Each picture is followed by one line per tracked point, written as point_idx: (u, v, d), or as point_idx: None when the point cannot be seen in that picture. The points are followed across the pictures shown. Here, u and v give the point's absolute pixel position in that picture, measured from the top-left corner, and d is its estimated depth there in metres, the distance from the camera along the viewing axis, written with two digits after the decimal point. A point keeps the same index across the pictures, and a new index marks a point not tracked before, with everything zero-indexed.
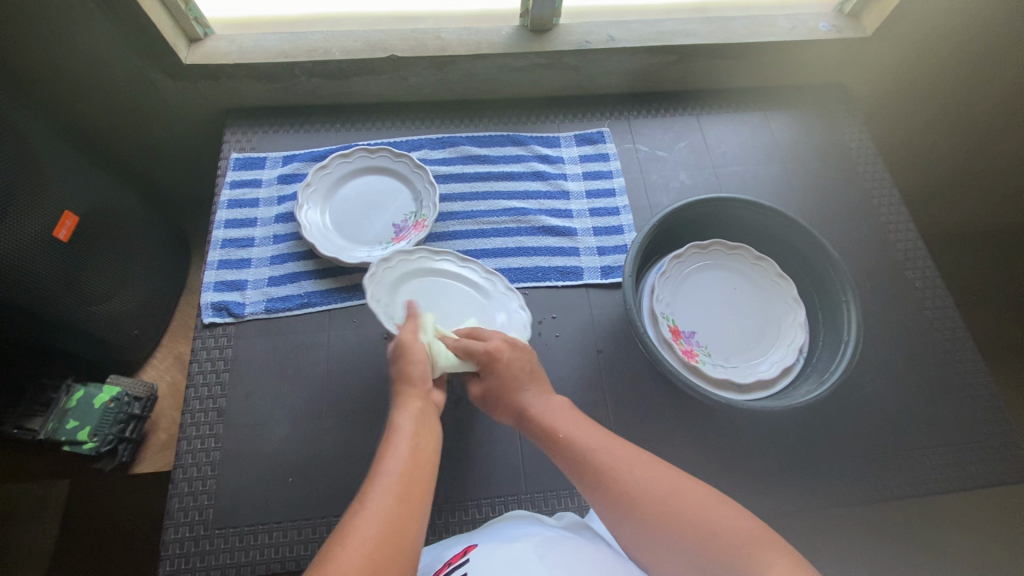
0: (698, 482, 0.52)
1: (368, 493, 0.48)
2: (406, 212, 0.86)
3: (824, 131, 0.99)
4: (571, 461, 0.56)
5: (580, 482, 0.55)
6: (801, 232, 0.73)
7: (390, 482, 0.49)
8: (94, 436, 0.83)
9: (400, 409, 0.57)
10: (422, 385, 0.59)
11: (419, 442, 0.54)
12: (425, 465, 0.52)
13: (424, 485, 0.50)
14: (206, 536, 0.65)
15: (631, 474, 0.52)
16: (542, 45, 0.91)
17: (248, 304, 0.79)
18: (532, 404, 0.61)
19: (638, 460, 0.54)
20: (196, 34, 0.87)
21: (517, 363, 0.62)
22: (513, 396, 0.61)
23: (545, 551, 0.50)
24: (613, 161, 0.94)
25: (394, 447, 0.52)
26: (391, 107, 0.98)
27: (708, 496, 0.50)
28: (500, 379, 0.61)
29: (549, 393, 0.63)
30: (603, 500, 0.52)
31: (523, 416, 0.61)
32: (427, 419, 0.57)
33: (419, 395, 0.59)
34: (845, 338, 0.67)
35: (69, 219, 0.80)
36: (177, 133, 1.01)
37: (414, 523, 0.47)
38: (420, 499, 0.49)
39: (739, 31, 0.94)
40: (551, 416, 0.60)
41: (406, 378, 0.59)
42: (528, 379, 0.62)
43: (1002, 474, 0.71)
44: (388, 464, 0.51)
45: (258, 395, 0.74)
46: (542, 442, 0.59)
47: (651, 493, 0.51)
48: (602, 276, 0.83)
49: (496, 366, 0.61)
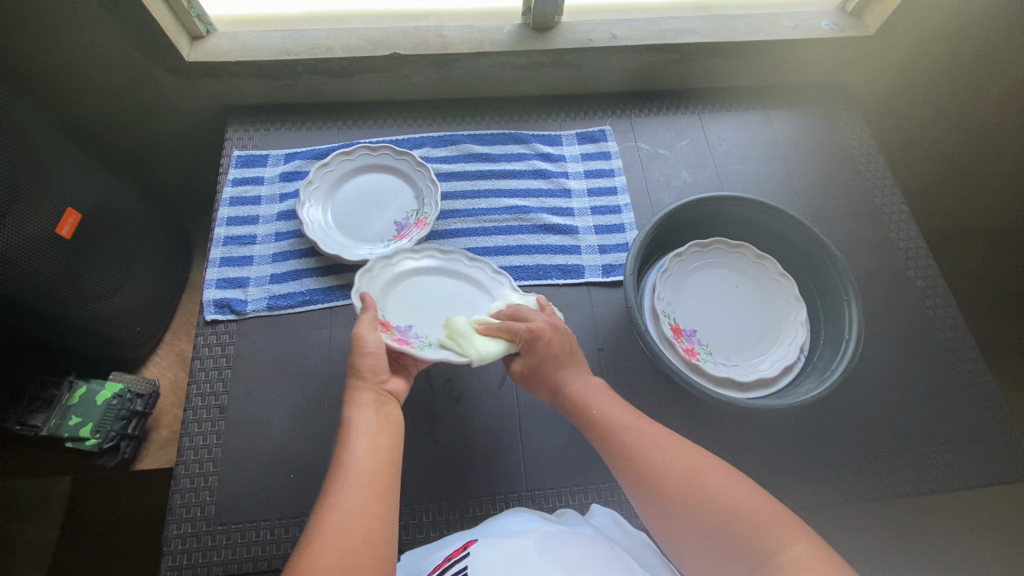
0: (723, 464, 0.52)
1: (333, 490, 0.48)
2: (407, 210, 0.86)
3: (826, 129, 0.99)
4: (602, 439, 0.56)
5: (607, 457, 0.56)
6: (803, 230, 0.73)
7: (353, 477, 0.49)
8: (96, 433, 0.83)
9: (353, 403, 0.56)
10: (374, 377, 0.59)
11: (376, 432, 0.53)
12: (385, 456, 0.52)
13: (388, 476, 0.50)
14: (208, 532, 0.66)
15: (657, 453, 0.53)
16: (544, 43, 0.91)
17: (249, 302, 0.79)
18: (567, 382, 0.61)
19: (665, 440, 0.54)
20: (197, 31, 0.87)
21: (558, 343, 0.63)
22: (552, 374, 0.62)
23: (546, 545, 0.50)
24: (615, 160, 0.94)
25: (351, 441, 0.52)
26: (393, 105, 0.98)
27: (730, 477, 0.50)
28: (542, 358, 0.62)
29: (585, 371, 0.63)
30: (628, 477, 0.53)
31: (558, 393, 0.62)
32: (384, 410, 0.57)
33: (371, 388, 0.58)
34: (845, 337, 0.67)
35: (72, 216, 0.80)
36: (179, 130, 1.01)
37: (384, 514, 0.47)
38: (385, 490, 0.49)
39: (742, 29, 0.94)
40: (585, 394, 0.60)
41: (358, 372, 0.59)
42: (566, 358, 0.62)
43: (1003, 473, 0.71)
44: (349, 457, 0.51)
45: (259, 391, 0.74)
46: (577, 418, 0.59)
47: (676, 472, 0.51)
48: (603, 275, 0.83)
49: (538, 344, 0.62)
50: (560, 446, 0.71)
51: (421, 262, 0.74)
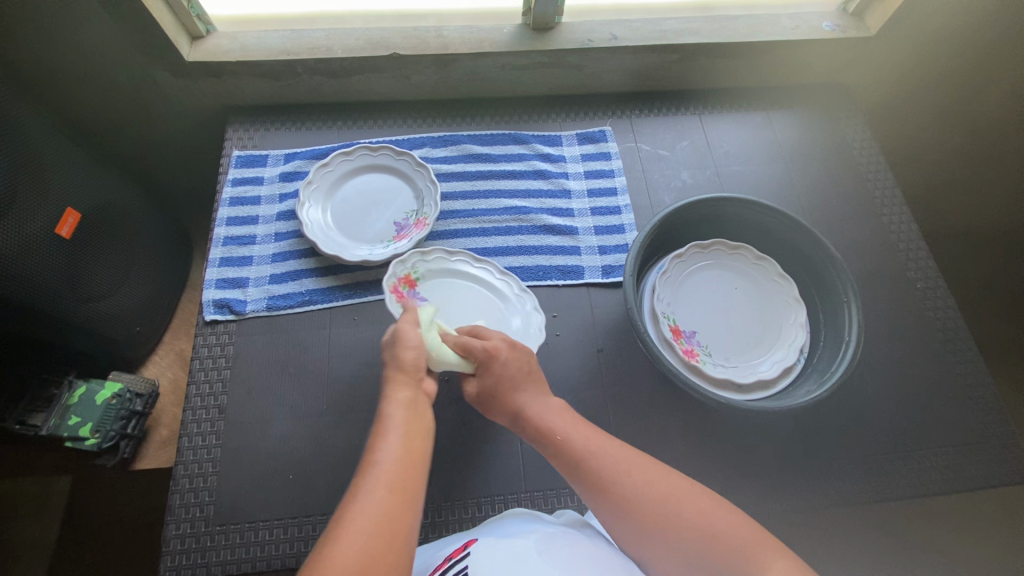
0: (694, 483, 0.52)
1: (361, 486, 0.48)
2: (407, 211, 0.86)
3: (827, 130, 0.99)
4: (569, 466, 0.55)
5: (577, 484, 0.55)
6: (803, 232, 0.73)
7: (383, 475, 0.48)
8: (95, 433, 0.83)
9: (390, 399, 0.56)
10: (415, 374, 0.59)
11: (410, 432, 0.53)
12: (416, 457, 0.51)
13: (416, 477, 0.50)
14: (207, 533, 0.66)
15: (629, 478, 0.52)
16: (544, 43, 0.91)
17: (249, 302, 0.79)
18: (527, 406, 0.61)
19: (636, 462, 0.54)
20: (198, 31, 0.87)
21: (516, 362, 0.63)
22: (510, 398, 0.62)
23: (545, 547, 0.50)
24: (615, 160, 0.94)
25: (385, 439, 0.52)
26: (393, 105, 0.98)
27: (707, 499, 0.50)
28: (498, 378, 0.62)
29: (546, 393, 0.63)
30: (603, 504, 0.52)
31: (519, 418, 0.61)
32: (420, 409, 0.56)
33: (410, 385, 0.58)
34: (845, 339, 0.67)
35: (72, 216, 0.80)
36: (180, 130, 1.01)
37: (408, 515, 0.47)
38: (413, 491, 0.48)
39: (742, 30, 0.94)
40: (548, 418, 0.59)
41: (400, 365, 0.59)
42: (524, 379, 0.63)
43: (1002, 476, 0.71)
44: (380, 455, 0.50)
45: (259, 392, 0.74)
46: (540, 444, 0.59)
47: (650, 496, 0.51)
48: (603, 276, 0.83)
49: (494, 365, 0.62)
50: None
51: (454, 266, 0.77)
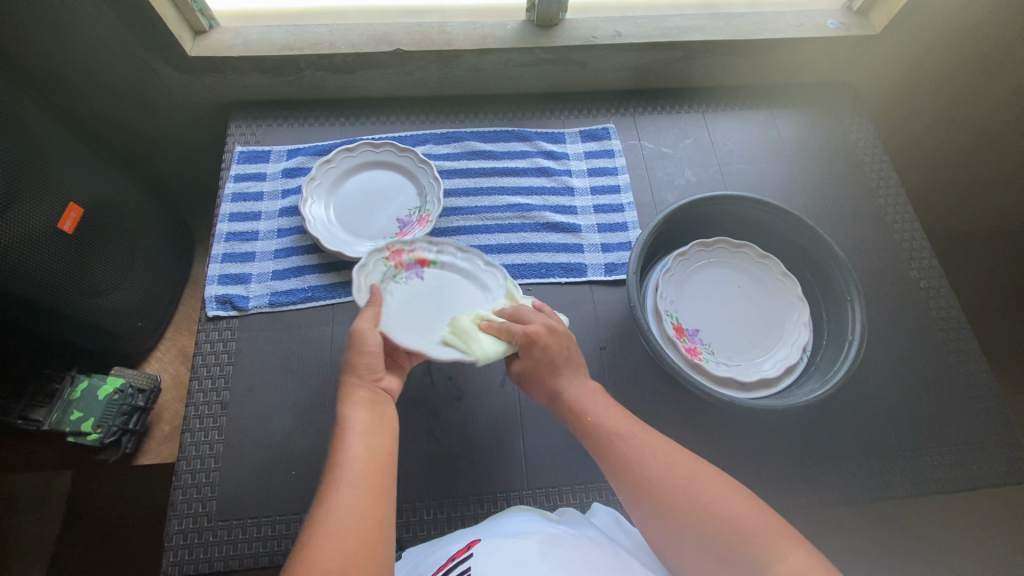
0: (721, 472, 0.51)
1: (330, 488, 0.48)
2: (410, 207, 0.85)
3: (830, 128, 0.99)
4: (599, 444, 0.56)
5: (602, 464, 0.55)
6: (806, 230, 0.73)
7: (351, 475, 0.48)
8: (98, 427, 0.84)
9: (348, 401, 0.56)
10: (369, 375, 0.58)
11: (373, 431, 0.53)
12: (381, 454, 0.51)
13: (384, 475, 0.50)
14: (210, 528, 0.66)
15: (653, 461, 0.52)
16: (548, 40, 0.91)
17: (251, 298, 0.79)
18: (565, 387, 0.61)
19: (663, 446, 0.54)
20: (200, 26, 0.87)
21: (556, 347, 0.62)
22: (548, 380, 0.62)
23: (547, 548, 0.50)
24: (618, 158, 0.94)
25: (347, 440, 0.52)
26: (396, 101, 0.98)
27: (729, 488, 0.49)
28: (539, 362, 0.61)
29: (583, 376, 0.63)
30: (625, 485, 0.53)
31: (556, 400, 0.61)
32: (380, 408, 0.56)
33: (366, 386, 0.57)
34: (848, 338, 0.67)
35: (74, 211, 0.80)
36: (181, 125, 1.01)
37: (381, 512, 0.47)
38: (382, 490, 0.49)
39: (746, 27, 0.94)
40: (584, 400, 0.60)
41: (354, 369, 0.58)
42: (564, 363, 0.62)
43: (1003, 475, 0.71)
44: (345, 456, 0.50)
45: (262, 388, 0.74)
46: (572, 425, 0.59)
47: (672, 478, 0.50)
48: (606, 274, 0.83)
49: (534, 348, 0.61)
50: (562, 444, 0.71)
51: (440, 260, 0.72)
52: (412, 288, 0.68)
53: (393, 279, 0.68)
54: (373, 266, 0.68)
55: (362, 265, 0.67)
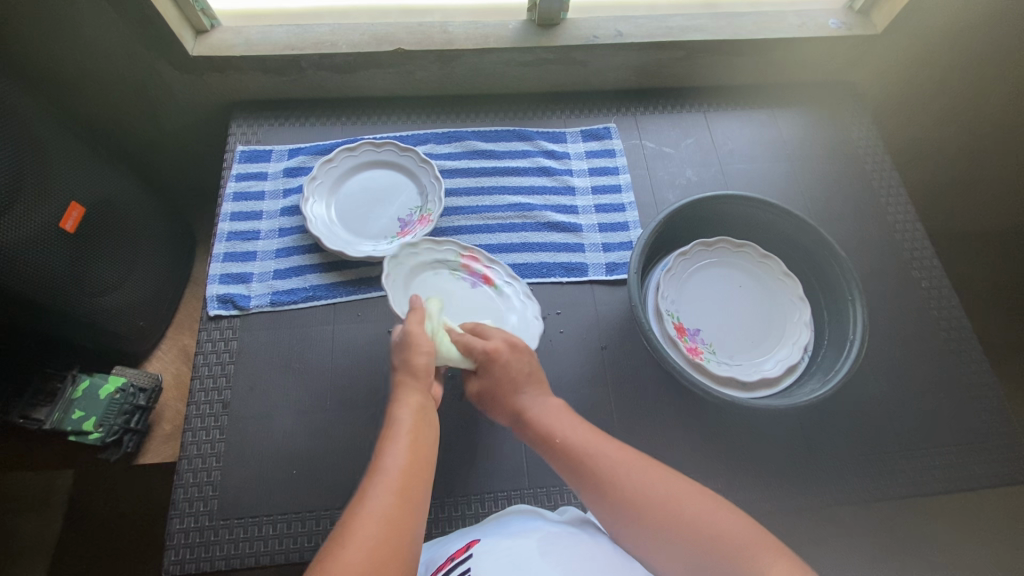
0: (697, 485, 0.51)
1: (368, 490, 0.48)
2: (411, 207, 0.86)
3: (832, 128, 0.99)
4: (570, 465, 0.56)
5: (577, 485, 0.55)
6: (807, 229, 0.73)
7: (392, 479, 0.49)
8: (99, 427, 0.83)
9: (400, 404, 0.57)
10: (425, 379, 0.59)
11: (418, 439, 0.53)
12: (422, 463, 0.52)
13: (422, 484, 0.50)
14: (211, 527, 0.66)
15: (626, 479, 0.52)
16: (550, 40, 0.91)
17: (253, 297, 0.79)
18: (528, 407, 0.61)
19: (636, 463, 0.54)
20: (202, 26, 0.87)
21: (516, 363, 0.63)
22: (510, 398, 0.62)
23: (547, 548, 0.51)
24: (619, 157, 0.94)
25: (394, 444, 0.52)
26: (397, 101, 0.98)
27: (704, 497, 0.50)
28: (500, 380, 0.62)
29: (545, 394, 0.63)
30: (601, 504, 0.53)
31: (520, 419, 0.61)
32: (428, 418, 0.56)
33: (419, 392, 0.58)
34: (850, 337, 0.67)
35: (76, 210, 0.80)
36: (183, 125, 1.01)
37: (412, 520, 0.47)
38: (418, 498, 0.49)
39: (748, 27, 0.94)
40: (548, 420, 0.60)
41: (411, 371, 0.59)
42: (525, 380, 0.63)
43: (1005, 475, 0.71)
44: (389, 460, 0.51)
45: (263, 387, 0.74)
46: (539, 446, 0.59)
47: (646, 494, 0.51)
48: (607, 273, 0.83)
49: (494, 366, 0.62)
50: None
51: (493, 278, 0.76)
52: (459, 287, 0.75)
53: (453, 271, 0.75)
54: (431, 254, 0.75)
55: (438, 245, 0.75)
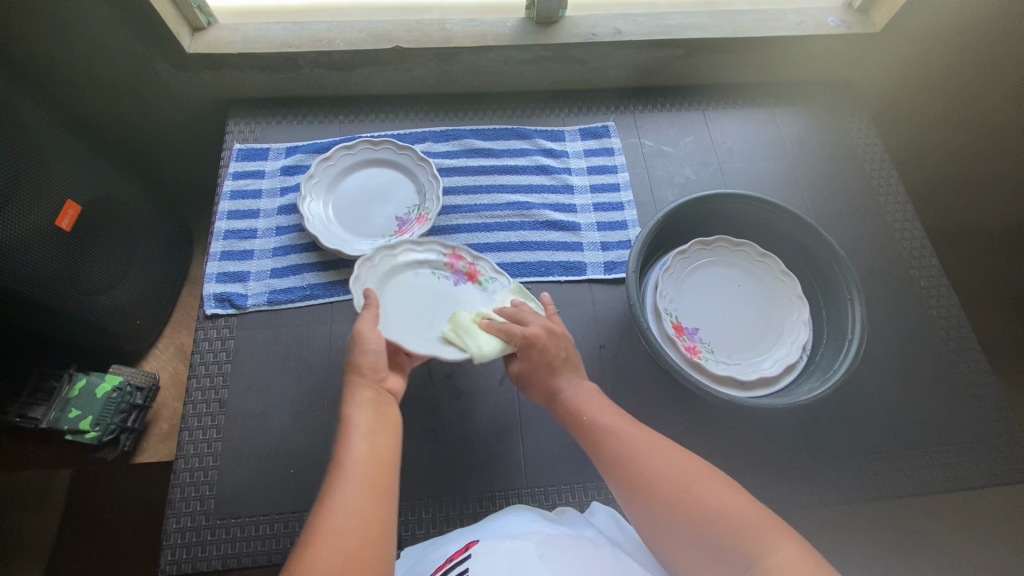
0: (716, 469, 0.51)
1: (332, 488, 0.48)
2: (409, 206, 0.85)
3: (830, 126, 0.98)
4: (594, 442, 0.56)
5: (597, 461, 0.55)
6: (806, 228, 0.73)
7: (353, 475, 0.48)
8: (95, 426, 0.83)
9: (352, 402, 0.56)
10: (372, 375, 0.58)
11: (376, 432, 0.53)
12: (383, 455, 0.51)
13: (387, 475, 0.50)
14: (208, 526, 0.65)
15: (648, 458, 0.52)
16: (548, 38, 0.90)
17: (250, 296, 0.79)
18: (562, 387, 0.61)
19: (658, 443, 0.53)
20: (198, 23, 0.87)
21: (554, 349, 0.62)
22: (546, 379, 0.62)
23: (547, 550, 0.50)
24: (618, 156, 0.94)
25: (350, 441, 0.51)
26: (396, 99, 0.98)
27: (726, 484, 0.49)
28: (538, 364, 0.62)
29: (580, 377, 0.63)
30: (620, 482, 0.52)
31: (554, 398, 0.61)
32: (384, 410, 0.56)
33: (371, 386, 0.57)
34: (848, 336, 0.67)
35: (72, 209, 0.80)
36: (180, 122, 1.00)
37: (382, 511, 0.47)
38: (384, 488, 0.49)
39: (747, 25, 0.93)
40: (578, 400, 0.59)
41: (359, 369, 0.58)
42: (561, 364, 0.62)
43: (1004, 475, 0.71)
44: (347, 456, 0.50)
45: (260, 387, 0.74)
46: (567, 423, 0.59)
47: (665, 474, 0.50)
48: (605, 272, 0.83)
49: (533, 351, 0.61)
50: (561, 442, 0.71)
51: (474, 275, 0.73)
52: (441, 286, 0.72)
53: (433, 271, 0.73)
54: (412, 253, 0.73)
55: (419, 245, 0.74)
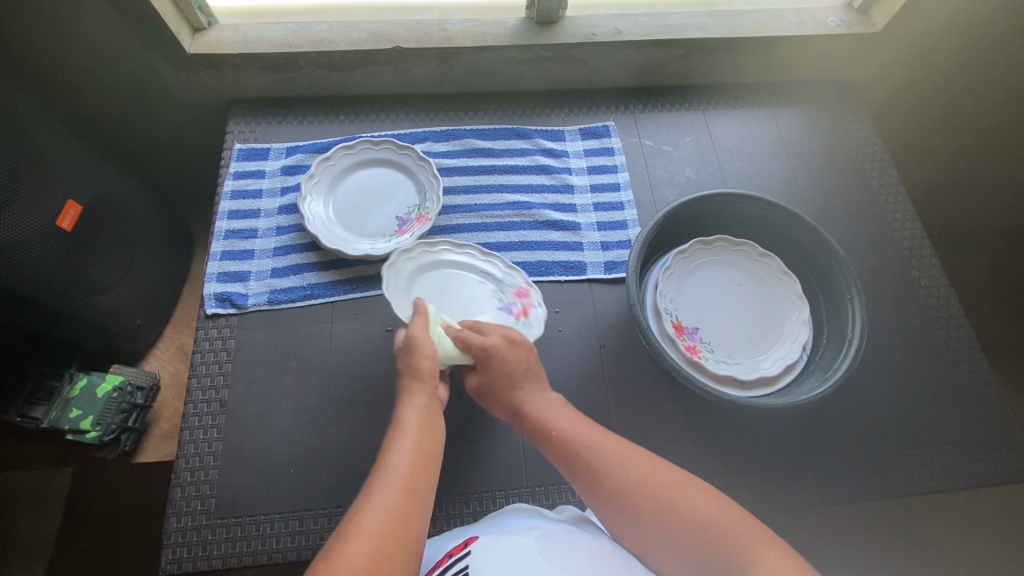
0: (693, 476, 0.51)
1: (374, 486, 0.48)
2: (409, 206, 0.85)
3: (830, 126, 0.98)
4: (566, 458, 0.55)
5: (573, 478, 0.55)
6: (806, 228, 0.73)
7: (397, 476, 0.49)
8: (96, 425, 0.83)
9: (406, 406, 0.56)
10: (430, 382, 0.58)
11: (423, 437, 0.53)
12: (427, 460, 0.51)
13: (428, 482, 0.50)
14: (209, 526, 0.66)
15: (622, 472, 0.52)
16: (549, 38, 0.91)
17: (250, 296, 0.79)
18: (527, 401, 0.60)
19: (632, 455, 0.53)
20: (199, 23, 0.87)
21: (513, 360, 0.61)
22: (509, 393, 0.61)
23: (548, 544, 0.50)
24: (618, 156, 0.94)
25: (400, 443, 0.52)
26: (396, 99, 0.98)
27: (702, 492, 0.49)
28: (495, 375, 0.61)
29: (544, 389, 0.62)
30: (598, 498, 0.52)
31: (519, 413, 0.60)
32: (434, 417, 0.56)
33: (426, 393, 0.57)
34: (848, 336, 0.67)
35: (73, 208, 0.80)
36: (182, 122, 1.01)
37: (417, 517, 0.47)
38: (423, 494, 0.49)
39: (747, 25, 0.93)
40: (547, 413, 0.59)
41: (416, 373, 0.58)
42: (523, 375, 0.61)
43: (1004, 474, 0.71)
44: (394, 457, 0.50)
45: (260, 386, 0.74)
46: (536, 439, 0.58)
47: (641, 486, 0.50)
48: (605, 272, 0.83)
49: (491, 362, 0.60)
50: None
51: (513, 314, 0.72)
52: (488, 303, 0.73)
53: (496, 289, 0.74)
54: (444, 254, 0.75)
55: (507, 266, 0.75)
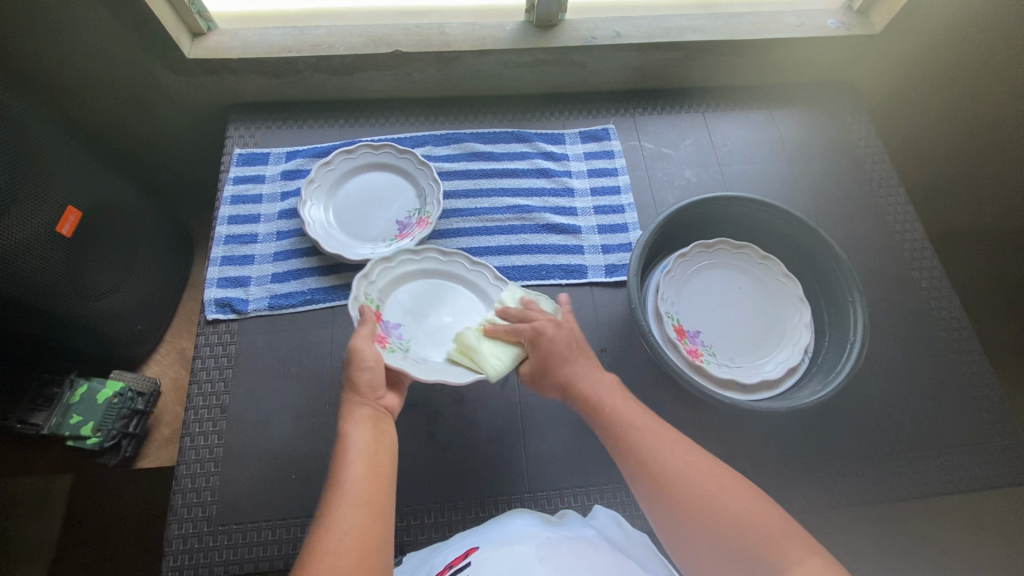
0: (736, 475, 0.51)
1: (330, 507, 0.48)
2: (410, 210, 0.85)
3: (829, 127, 0.98)
4: (613, 434, 0.55)
5: (617, 454, 0.55)
6: (807, 232, 0.72)
7: (351, 496, 0.49)
8: (97, 431, 0.84)
9: (349, 418, 0.55)
10: (372, 392, 0.57)
11: (374, 450, 0.53)
12: (382, 471, 0.52)
13: (384, 492, 0.50)
14: (210, 532, 0.65)
15: (669, 456, 0.52)
16: (548, 41, 0.90)
17: (251, 301, 0.79)
18: (579, 379, 0.60)
19: (676, 442, 0.53)
20: (198, 28, 0.87)
21: (562, 339, 0.61)
22: (559, 371, 0.61)
23: (547, 553, 0.50)
24: (618, 159, 0.94)
25: (348, 458, 0.52)
26: (395, 103, 0.98)
27: (745, 489, 0.49)
28: (547, 356, 0.61)
29: (596, 367, 0.62)
30: (641, 478, 0.52)
31: (570, 391, 0.60)
32: (382, 426, 0.56)
33: (369, 404, 0.57)
34: (850, 339, 0.67)
35: (72, 215, 0.80)
36: (180, 128, 1.00)
37: (379, 527, 0.48)
38: (382, 508, 0.49)
39: (746, 27, 0.93)
40: (596, 392, 0.59)
41: (354, 388, 0.57)
42: (572, 354, 0.61)
43: (1005, 477, 0.71)
44: (345, 477, 0.50)
45: (262, 391, 0.74)
46: (587, 414, 0.58)
47: (688, 475, 0.50)
48: (606, 275, 0.83)
49: (540, 342, 0.61)
50: (563, 446, 0.71)
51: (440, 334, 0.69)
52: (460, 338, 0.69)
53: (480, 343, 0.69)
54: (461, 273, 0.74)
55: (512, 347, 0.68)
